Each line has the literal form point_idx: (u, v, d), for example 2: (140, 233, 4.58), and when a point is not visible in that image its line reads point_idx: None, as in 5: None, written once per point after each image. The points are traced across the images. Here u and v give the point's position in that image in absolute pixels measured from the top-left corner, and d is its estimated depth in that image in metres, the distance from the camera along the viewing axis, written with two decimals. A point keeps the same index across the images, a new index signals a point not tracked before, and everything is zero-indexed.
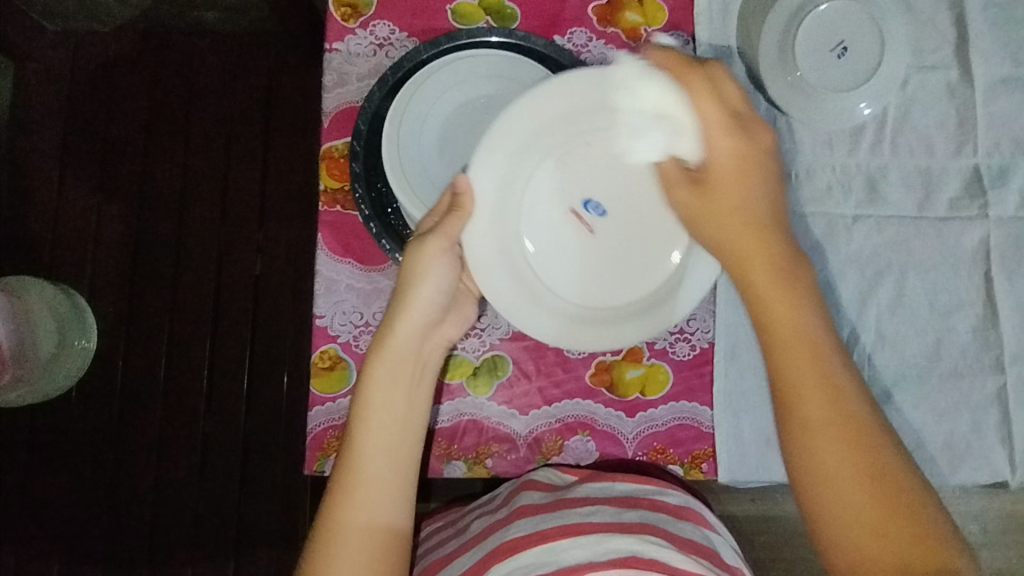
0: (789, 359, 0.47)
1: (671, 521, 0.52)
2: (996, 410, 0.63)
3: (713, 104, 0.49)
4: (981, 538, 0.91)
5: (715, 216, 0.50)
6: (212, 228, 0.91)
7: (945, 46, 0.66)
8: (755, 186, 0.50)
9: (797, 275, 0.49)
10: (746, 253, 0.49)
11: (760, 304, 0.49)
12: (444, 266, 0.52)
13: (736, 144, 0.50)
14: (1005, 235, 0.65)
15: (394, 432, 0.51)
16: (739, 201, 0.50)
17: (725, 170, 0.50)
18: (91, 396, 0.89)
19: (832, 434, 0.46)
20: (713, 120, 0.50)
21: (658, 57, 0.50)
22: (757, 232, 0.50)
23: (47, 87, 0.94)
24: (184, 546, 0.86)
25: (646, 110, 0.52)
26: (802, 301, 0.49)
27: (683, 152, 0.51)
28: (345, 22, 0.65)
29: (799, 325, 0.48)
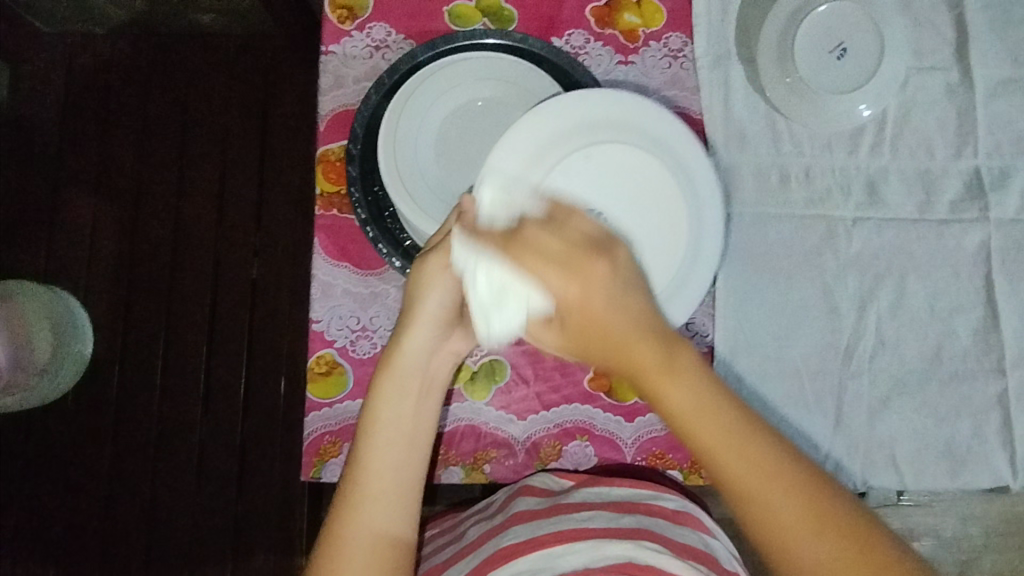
0: (708, 438, 0.39)
1: (669, 526, 0.51)
2: (998, 414, 0.63)
3: (537, 261, 0.40)
4: (981, 541, 0.90)
5: (593, 339, 0.40)
6: (208, 232, 0.91)
7: (944, 47, 0.66)
8: (616, 277, 0.40)
9: (681, 363, 0.39)
10: (642, 362, 0.39)
11: (669, 409, 0.39)
12: (450, 285, 0.50)
13: (566, 275, 0.39)
14: (1005, 238, 0.64)
15: (399, 448, 0.51)
16: (619, 323, 0.39)
17: (578, 315, 0.39)
18: (87, 401, 0.88)
19: (783, 502, 0.39)
20: (544, 269, 0.40)
21: (481, 239, 0.43)
22: (634, 354, 0.39)
23: (42, 90, 0.94)
24: (180, 551, 0.86)
25: (490, 285, 0.43)
26: (696, 377, 0.39)
27: (536, 309, 0.41)
28: (341, 24, 0.64)
29: (704, 401, 0.39)
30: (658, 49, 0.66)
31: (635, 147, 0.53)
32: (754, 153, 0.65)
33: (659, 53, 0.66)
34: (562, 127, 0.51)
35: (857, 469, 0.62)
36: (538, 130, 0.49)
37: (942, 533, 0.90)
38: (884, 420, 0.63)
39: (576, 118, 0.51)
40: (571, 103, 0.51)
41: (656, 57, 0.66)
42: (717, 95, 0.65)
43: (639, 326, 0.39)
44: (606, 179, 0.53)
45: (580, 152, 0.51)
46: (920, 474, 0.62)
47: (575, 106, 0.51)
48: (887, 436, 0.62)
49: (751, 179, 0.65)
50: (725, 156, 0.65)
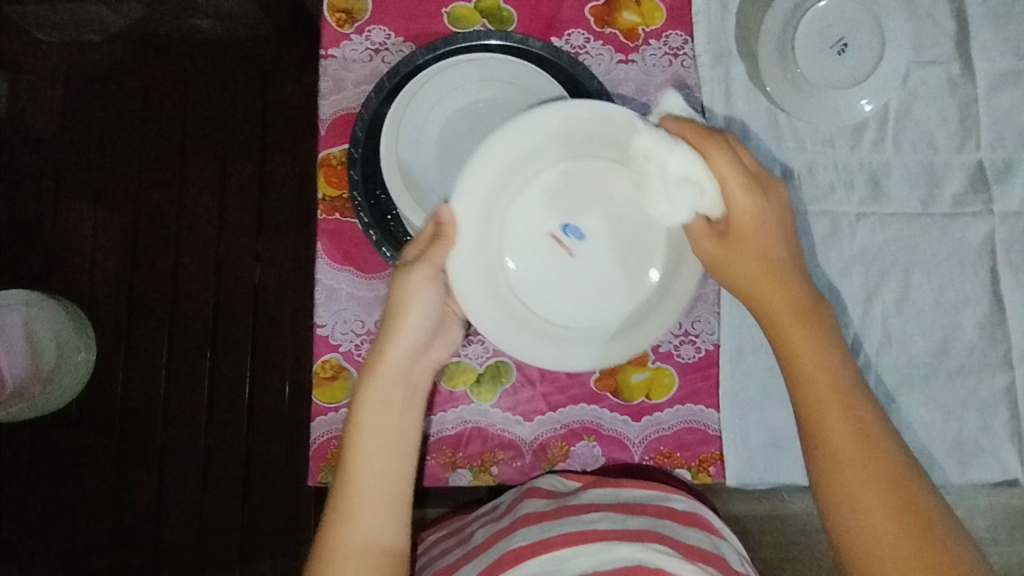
0: (813, 387, 0.49)
1: (678, 529, 0.51)
2: (1005, 407, 0.63)
3: (729, 172, 0.51)
4: (988, 534, 0.90)
5: (742, 262, 0.51)
6: (210, 237, 0.91)
7: (945, 40, 0.66)
8: (781, 233, 0.52)
9: (818, 317, 0.51)
10: (775, 299, 0.51)
11: (791, 350, 0.50)
12: (429, 294, 0.52)
13: (749, 191, 0.51)
14: (1009, 230, 0.64)
15: (388, 458, 0.51)
16: (762, 254, 0.51)
17: (744, 219, 0.52)
18: (93, 409, 0.88)
19: (856, 465, 0.46)
20: (726, 170, 0.51)
21: (685, 126, 0.51)
22: (786, 292, 0.51)
23: (40, 97, 0.94)
24: (188, 557, 0.86)
25: (680, 171, 0.51)
26: (823, 331, 0.50)
27: (706, 206, 0.52)
28: (340, 27, 0.64)
29: (823, 357, 0.49)
30: (658, 48, 0.66)
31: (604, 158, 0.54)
32: (756, 149, 0.65)
33: (659, 51, 0.66)
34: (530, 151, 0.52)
35: None
36: (504, 158, 0.51)
37: None
38: (891, 415, 0.62)
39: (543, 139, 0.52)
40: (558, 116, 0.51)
41: (657, 55, 0.66)
42: (717, 92, 0.65)
43: (786, 284, 0.51)
44: (580, 193, 0.55)
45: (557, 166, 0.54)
46: (929, 468, 0.62)
47: (557, 119, 0.51)
48: (894, 432, 0.62)
49: None
50: None
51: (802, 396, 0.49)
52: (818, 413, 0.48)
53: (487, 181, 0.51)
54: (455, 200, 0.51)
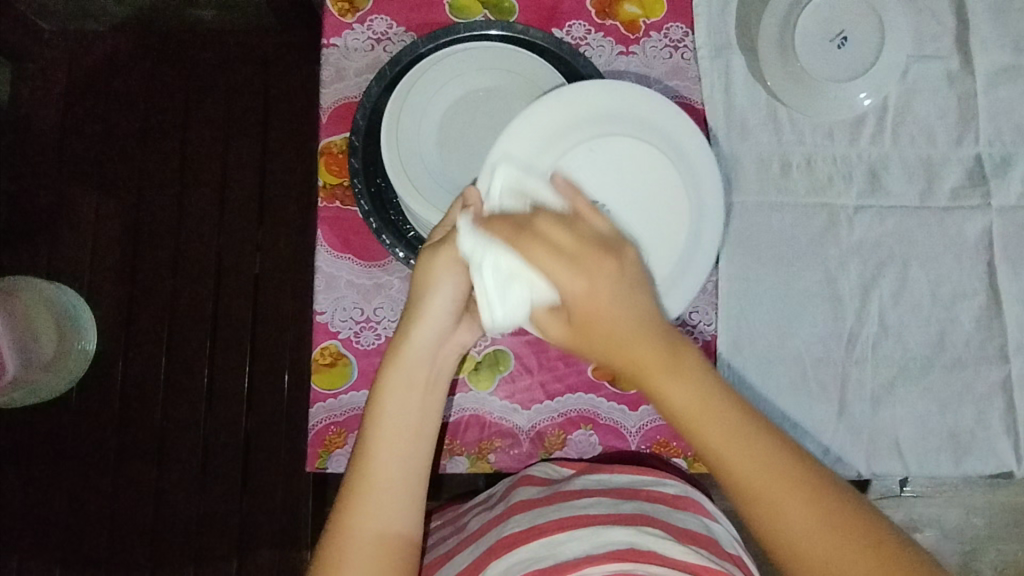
0: (714, 440, 0.42)
1: (671, 512, 0.51)
2: (1001, 400, 0.63)
3: (548, 255, 0.41)
4: (984, 531, 0.91)
5: (597, 334, 0.41)
6: (211, 227, 0.91)
7: (945, 35, 0.66)
8: (625, 288, 0.41)
9: (685, 361, 0.42)
10: (646, 361, 0.41)
11: (671, 404, 0.42)
12: (458, 278, 0.52)
13: (569, 263, 0.41)
14: (1006, 224, 0.64)
15: (408, 441, 0.51)
16: (617, 328, 0.41)
17: (586, 313, 0.41)
18: (91, 399, 0.88)
19: (794, 513, 0.42)
20: (547, 255, 0.41)
21: (492, 226, 0.43)
22: (646, 352, 0.41)
23: (43, 87, 0.94)
24: (185, 545, 0.86)
25: (496, 268, 0.43)
26: (701, 378, 0.42)
27: (541, 294, 0.43)
28: (342, 17, 0.64)
29: (704, 397, 0.42)
30: (659, 39, 0.66)
31: (633, 138, 0.53)
32: (756, 142, 0.65)
33: (660, 44, 0.66)
34: (552, 133, 0.51)
35: (860, 456, 0.62)
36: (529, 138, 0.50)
37: (945, 523, 0.90)
38: (886, 407, 0.63)
39: (563, 120, 0.51)
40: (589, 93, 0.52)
41: (657, 48, 0.66)
42: (717, 84, 0.65)
43: (644, 335, 0.41)
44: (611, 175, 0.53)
45: (593, 144, 0.52)
46: (924, 460, 0.62)
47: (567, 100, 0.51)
48: (890, 424, 0.63)
49: (752, 168, 0.65)
50: (726, 145, 0.65)
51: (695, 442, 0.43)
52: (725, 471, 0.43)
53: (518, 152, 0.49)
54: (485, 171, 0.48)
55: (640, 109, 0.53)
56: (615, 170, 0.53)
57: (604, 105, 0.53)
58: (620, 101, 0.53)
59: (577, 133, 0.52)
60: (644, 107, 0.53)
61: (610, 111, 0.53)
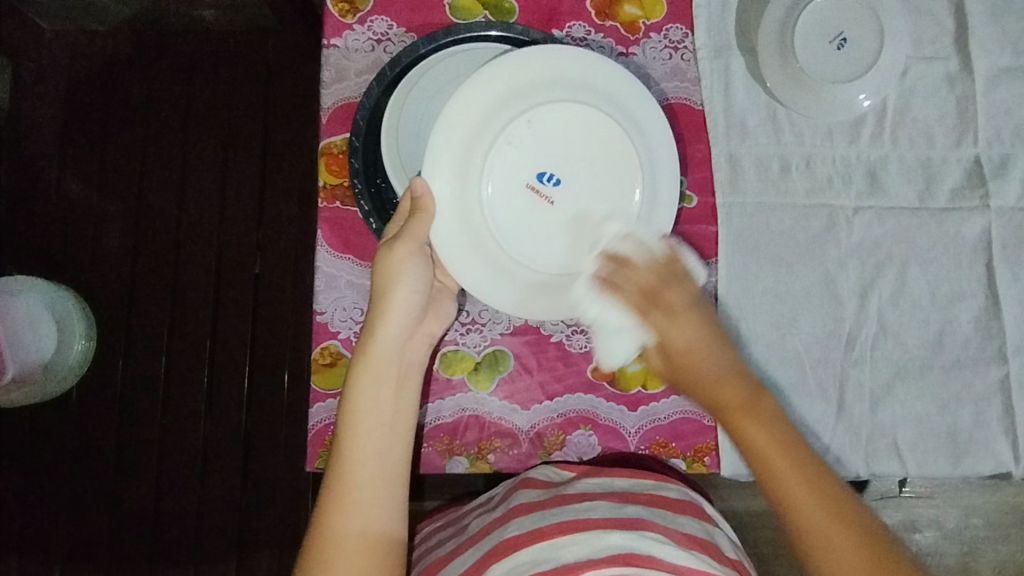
0: (784, 474, 0.50)
1: (671, 516, 0.51)
2: (999, 400, 0.63)
3: (668, 325, 0.54)
4: (983, 532, 0.91)
5: (689, 380, 0.55)
6: (211, 226, 0.91)
7: (944, 37, 0.66)
8: (712, 345, 0.55)
9: (762, 409, 0.52)
10: (729, 403, 0.53)
11: (751, 444, 0.51)
12: (416, 268, 0.53)
13: (688, 327, 0.55)
14: (1005, 225, 0.64)
15: (382, 435, 0.51)
16: (710, 373, 0.54)
17: (684, 358, 0.54)
18: (92, 398, 0.89)
19: (838, 547, 0.47)
20: (660, 324, 0.54)
21: (619, 295, 0.54)
22: (729, 398, 0.53)
23: (44, 86, 0.94)
24: (186, 545, 0.86)
25: (615, 323, 0.55)
26: (774, 423, 0.52)
27: (647, 341, 0.55)
28: (342, 17, 0.64)
29: (784, 446, 0.50)
30: (658, 41, 0.66)
31: (575, 103, 0.55)
32: (755, 143, 0.65)
33: (660, 45, 0.66)
34: (489, 107, 0.53)
35: (858, 456, 0.62)
36: (466, 117, 0.53)
37: (944, 523, 0.90)
38: (885, 408, 0.63)
39: (499, 94, 0.53)
40: (517, 66, 0.53)
41: (656, 49, 0.66)
42: (717, 86, 0.65)
43: (727, 381, 0.53)
44: (556, 142, 0.55)
45: (541, 112, 0.54)
46: (923, 460, 0.63)
47: (503, 72, 0.53)
48: (889, 425, 0.63)
49: (752, 169, 0.65)
50: (725, 147, 0.65)
51: (769, 477, 0.50)
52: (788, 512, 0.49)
53: (457, 135, 0.53)
54: (429, 160, 0.52)
55: (580, 72, 0.54)
56: (558, 137, 0.55)
57: (543, 73, 0.54)
58: (560, 67, 0.54)
59: (516, 104, 0.54)
60: (583, 70, 0.54)
61: (549, 78, 0.54)
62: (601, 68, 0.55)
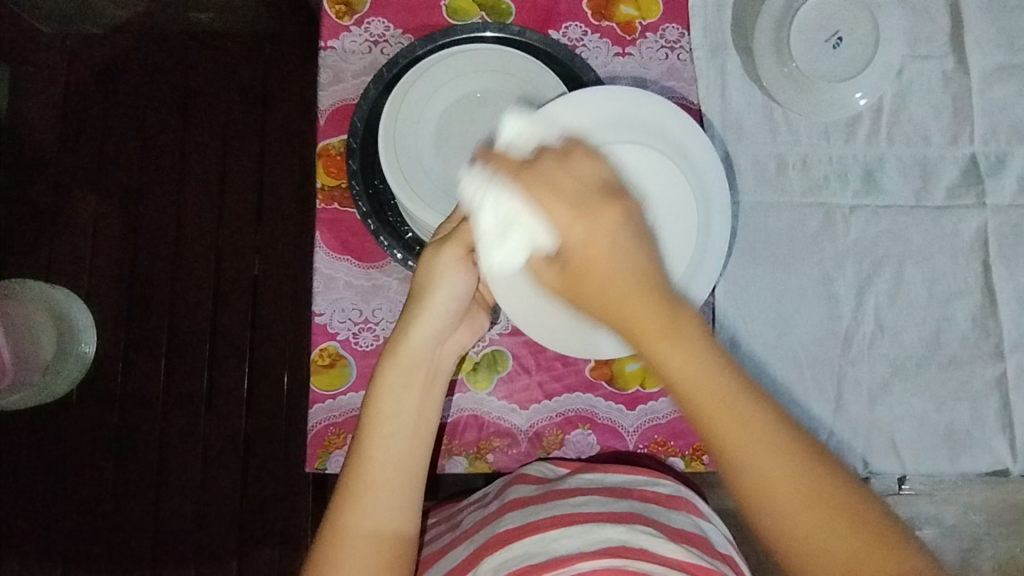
0: (705, 399, 0.39)
1: (662, 512, 0.51)
2: (996, 398, 0.63)
3: (549, 195, 0.42)
4: (982, 529, 0.91)
5: (596, 291, 0.41)
6: (209, 228, 0.91)
7: (939, 35, 0.67)
8: (625, 234, 0.41)
9: (682, 325, 0.39)
10: (642, 322, 0.40)
11: (666, 371, 0.39)
12: (463, 274, 0.52)
13: (575, 204, 0.41)
14: (1001, 223, 0.65)
15: (409, 438, 0.51)
16: (612, 282, 0.40)
17: (586, 257, 0.41)
18: (91, 401, 0.89)
19: (768, 466, 0.39)
20: (547, 190, 0.42)
21: (496, 163, 0.44)
22: (639, 313, 0.40)
23: (40, 88, 0.94)
24: (186, 544, 0.86)
25: (500, 209, 0.44)
26: (698, 342, 0.39)
27: (543, 245, 0.43)
28: (340, 19, 0.65)
29: (706, 370, 0.39)
30: (655, 41, 0.66)
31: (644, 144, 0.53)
32: (752, 141, 0.65)
33: (656, 45, 0.66)
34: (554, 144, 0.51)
35: (857, 455, 0.63)
36: (524, 150, 0.50)
37: (945, 522, 0.90)
38: (883, 405, 0.63)
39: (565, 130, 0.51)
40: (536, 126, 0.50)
41: (653, 49, 0.66)
42: (713, 85, 0.66)
43: (638, 295, 0.40)
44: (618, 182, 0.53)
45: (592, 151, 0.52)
46: (922, 459, 0.63)
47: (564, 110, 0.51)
48: (887, 422, 0.63)
49: (748, 168, 0.65)
50: (722, 146, 0.65)
51: (691, 413, 0.40)
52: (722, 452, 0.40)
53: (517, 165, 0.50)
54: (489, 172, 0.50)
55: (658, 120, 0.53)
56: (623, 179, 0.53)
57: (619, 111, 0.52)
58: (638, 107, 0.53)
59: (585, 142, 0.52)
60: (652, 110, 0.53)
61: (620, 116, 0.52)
62: (637, 102, 0.53)
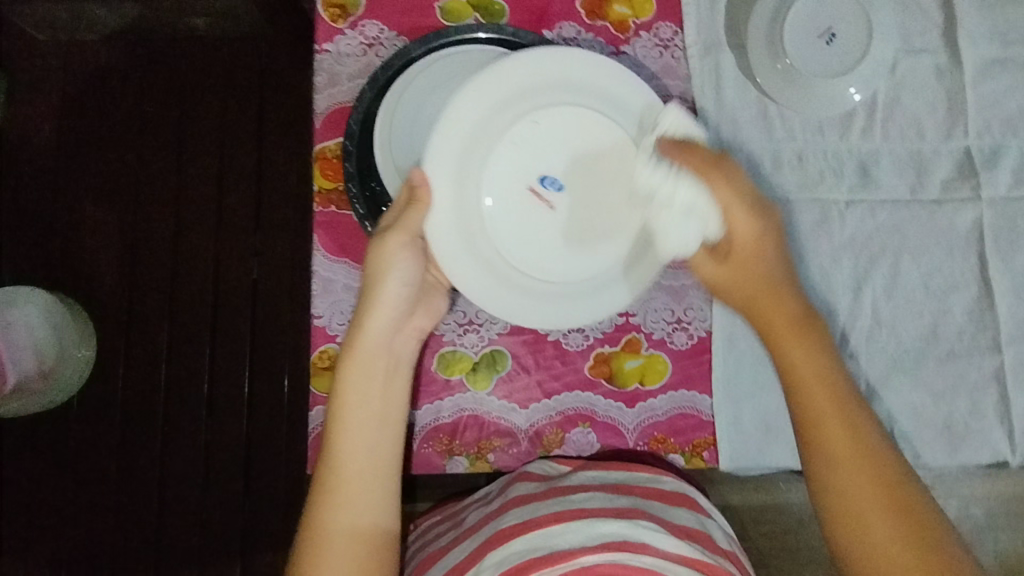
0: (813, 399, 0.50)
1: (664, 508, 0.52)
2: (995, 390, 0.63)
3: (733, 198, 0.52)
4: (983, 521, 0.91)
5: (753, 281, 0.54)
6: (208, 230, 0.92)
7: (933, 29, 0.67)
8: (771, 247, 0.54)
9: (813, 333, 0.52)
10: (767, 305, 0.54)
11: (792, 368, 0.51)
12: (406, 260, 0.53)
13: (747, 210, 0.53)
14: (997, 216, 0.65)
15: (374, 430, 0.52)
16: (762, 271, 0.54)
17: (744, 244, 0.54)
18: (93, 406, 0.89)
19: (858, 473, 0.48)
20: (728, 196, 0.52)
21: (688, 155, 0.51)
22: (776, 304, 0.53)
23: (37, 95, 0.94)
24: (189, 547, 0.87)
25: (687, 200, 0.52)
26: (816, 343, 0.52)
27: (711, 231, 0.53)
28: (334, 22, 0.65)
29: (820, 368, 0.51)
30: (648, 39, 0.67)
31: (575, 103, 0.55)
32: (747, 138, 0.65)
33: (650, 43, 0.67)
34: (487, 116, 0.54)
35: None
36: (461, 128, 0.53)
37: (946, 514, 0.91)
38: (882, 398, 0.63)
39: (493, 100, 0.54)
40: (466, 105, 0.53)
41: (647, 47, 0.67)
42: (707, 83, 0.66)
43: (778, 284, 0.54)
44: (557, 144, 0.56)
45: (525, 117, 0.55)
46: (921, 451, 0.63)
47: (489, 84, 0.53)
48: (885, 416, 0.63)
49: (743, 165, 0.65)
50: (717, 143, 0.65)
51: (801, 415, 0.50)
52: (834, 471, 0.48)
53: (456, 142, 0.53)
54: (427, 160, 0.53)
55: (590, 73, 0.55)
56: (557, 140, 0.56)
57: (545, 73, 0.54)
58: (567, 66, 0.54)
59: (517, 109, 0.55)
60: (582, 67, 0.55)
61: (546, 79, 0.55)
62: (562, 60, 0.54)
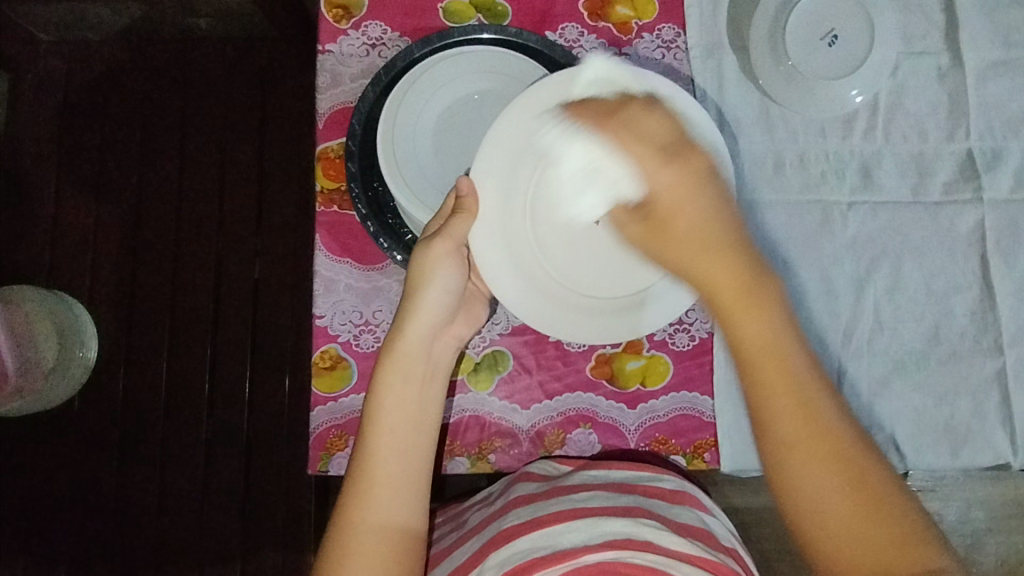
0: (767, 373, 0.44)
1: (666, 506, 0.52)
2: (996, 392, 0.63)
3: (637, 145, 0.48)
4: (985, 524, 0.91)
5: (677, 242, 0.47)
6: (210, 230, 0.92)
7: (934, 31, 0.67)
8: (702, 197, 0.47)
9: (763, 294, 0.45)
10: (715, 272, 0.46)
11: (739, 334, 0.45)
12: (448, 267, 0.53)
13: (661, 162, 0.47)
14: (999, 218, 0.65)
15: (409, 434, 0.52)
16: (694, 223, 0.47)
17: (667, 202, 0.47)
18: (94, 405, 0.89)
19: (814, 456, 0.43)
20: (634, 149, 0.48)
21: (584, 110, 0.50)
22: (721, 269, 0.46)
23: (39, 94, 0.94)
24: (189, 547, 0.87)
25: (586, 157, 0.51)
26: (770, 308, 0.45)
27: (625, 191, 0.50)
28: (337, 23, 0.65)
29: (773, 336, 0.45)
30: (651, 40, 0.67)
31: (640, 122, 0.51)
32: (748, 140, 0.66)
33: (652, 44, 0.67)
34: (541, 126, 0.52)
35: None
36: (511, 136, 0.52)
37: (948, 517, 0.91)
38: (883, 400, 0.63)
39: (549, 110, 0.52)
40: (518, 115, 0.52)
41: (649, 49, 0.67)
42: (709, 84, 0.66)
43: (712, 229, 0.46)
44: None
45: (582, 130, 0.52)
46: (922, 453, 0.63)
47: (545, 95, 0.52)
48: (887, 418, 0.63)
49: (745, 166, 0.65)
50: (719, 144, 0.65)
51: (754, 386, 0.45)
52: (789, 453, 0.43)
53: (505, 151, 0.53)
54: (475, 165, 0.52)
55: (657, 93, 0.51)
56: None
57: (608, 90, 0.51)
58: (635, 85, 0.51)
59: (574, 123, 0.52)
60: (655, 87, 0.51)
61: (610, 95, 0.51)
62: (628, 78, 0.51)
